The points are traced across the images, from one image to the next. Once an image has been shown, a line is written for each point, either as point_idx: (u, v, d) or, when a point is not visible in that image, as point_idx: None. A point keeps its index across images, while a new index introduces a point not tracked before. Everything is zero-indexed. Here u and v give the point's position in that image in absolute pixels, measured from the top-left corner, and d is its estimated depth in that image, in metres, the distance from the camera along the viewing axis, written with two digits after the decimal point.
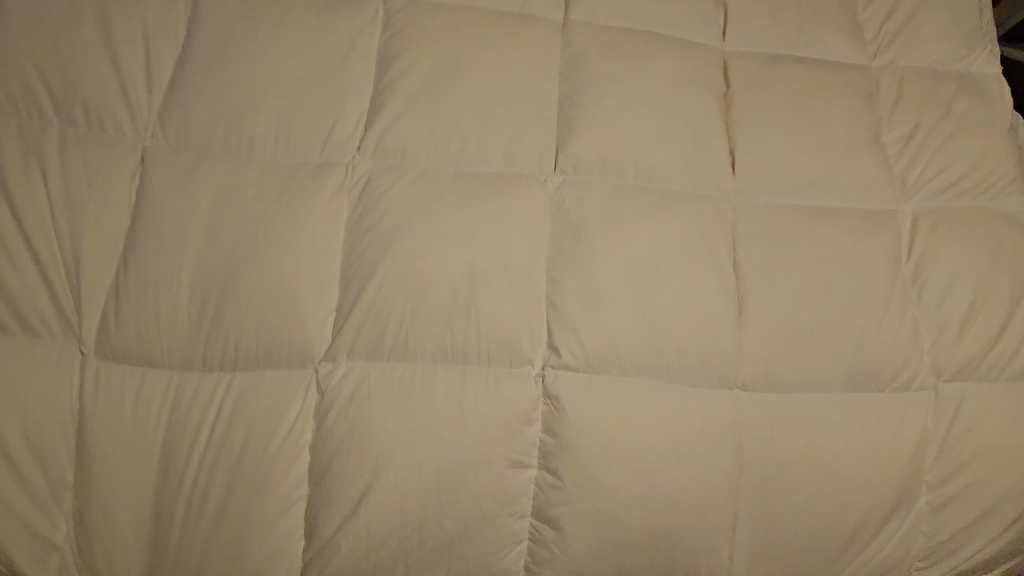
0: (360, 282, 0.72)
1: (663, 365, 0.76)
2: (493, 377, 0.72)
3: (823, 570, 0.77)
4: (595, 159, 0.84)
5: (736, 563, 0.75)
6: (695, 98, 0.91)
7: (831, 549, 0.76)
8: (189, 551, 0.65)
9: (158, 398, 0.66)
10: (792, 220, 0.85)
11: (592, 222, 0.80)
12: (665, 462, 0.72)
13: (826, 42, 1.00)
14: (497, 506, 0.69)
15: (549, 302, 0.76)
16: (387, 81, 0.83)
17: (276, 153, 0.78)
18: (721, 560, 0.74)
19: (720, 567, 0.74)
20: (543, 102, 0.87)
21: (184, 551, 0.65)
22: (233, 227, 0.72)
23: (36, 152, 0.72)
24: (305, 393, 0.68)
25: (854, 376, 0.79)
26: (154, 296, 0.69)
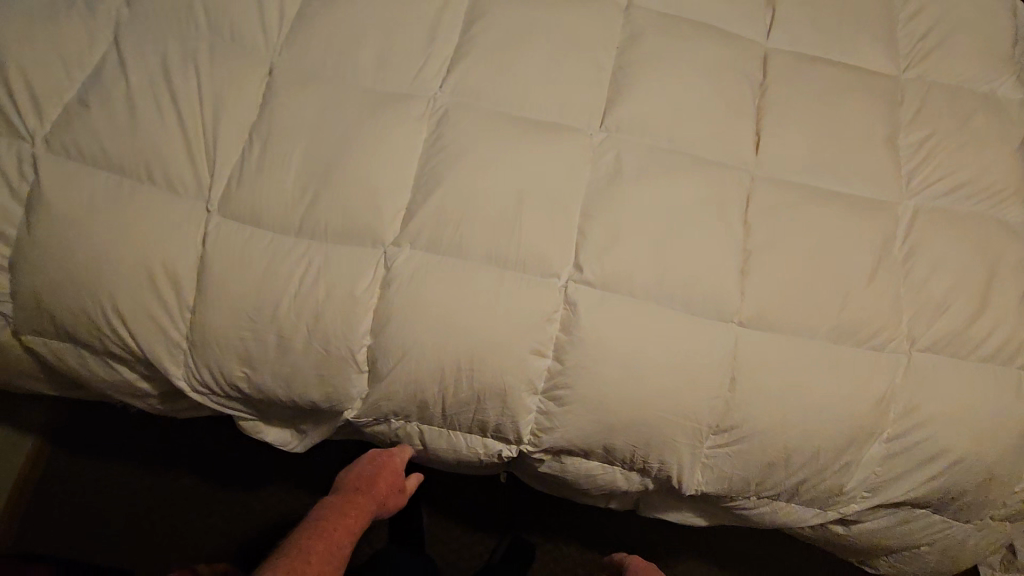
0: (430, 190, 0.88)
1: (670, 296, 0.88)
2: (525, 281, 0.87)
3: (779, 484, 0.90)
4: (636, 121, 0.98)
5: (705, 463, 0.89)
6: (732, 84, 1.04)
7: (789, 470, 0.89)
8: (275, 372, 0.83)
9: (262, 254, 0.83)
10: (802, 195, 0.97)
11: (626, 172, 0.94)
12: (659, 374, 0.85)
13: (861, 50, 1.11)
14: (514, 382, 0.85)
15: (580, 230, 0.90)
16: (471, 35, 0.99)
17: (373, 80, 0.95)
18: (694, 460, 0.88)
19: (692, 466, 0.88)
20: (600, 68, 1.01)
21: (272, 372, 0.83)
22: (334, 132, 0.89)
23: (189, 50, 0.90)
24: (374, 268, 0.85)
25: (835, 332, 0.90)
26: (268, 175, 0.86)
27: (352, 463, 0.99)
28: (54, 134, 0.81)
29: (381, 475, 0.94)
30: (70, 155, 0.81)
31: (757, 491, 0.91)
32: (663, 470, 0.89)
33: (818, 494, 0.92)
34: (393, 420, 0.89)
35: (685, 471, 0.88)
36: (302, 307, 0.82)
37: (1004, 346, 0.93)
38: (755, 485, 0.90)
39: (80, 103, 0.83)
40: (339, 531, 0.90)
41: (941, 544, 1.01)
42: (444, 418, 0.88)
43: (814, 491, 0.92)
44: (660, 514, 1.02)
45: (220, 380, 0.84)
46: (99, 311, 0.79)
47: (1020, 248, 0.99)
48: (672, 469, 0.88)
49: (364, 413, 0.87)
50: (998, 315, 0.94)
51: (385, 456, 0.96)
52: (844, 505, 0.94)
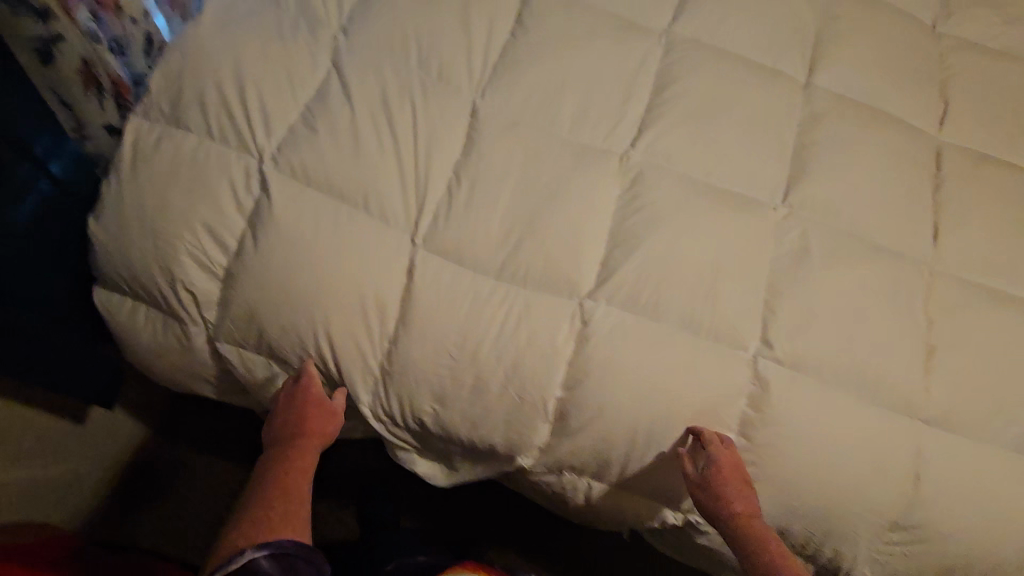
0: (627, 249, 0.88)
1: (858, 385, 0.87)
2: (717, 352, 0.86)
3: None
4: (820, 201, 0.98)
5: (875, 556, 0.87)
6: (912, 173, 1.03)
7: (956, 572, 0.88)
8: (465, 413, 0.83)
9: (465, 294, 0.83)
10: (981, 294, 0.97)
11: (813, 251, 0.94)
12: (844, 461, 0.84)
13: None
14: (697, 451, 0.85)
15: (769, 305, 0.89)
16: (664, 97, 1.00)
17: (572, 130, 0.95)
18: (863, 550, 0.87)
19: (860, 554, 0.87)
20: (785, 141, 1.01)
21: (462, 413, 0.83)
22: (538, 180, 0.90)
23: (401, 84, 0.91)
24: (571, 322, 0.84)
25: (1017, 440, 0.89)
26: (474, 215, 0.86)
27: (273, 408, 0.84)
28: (282, 154, 0.82)
29: (307, 414, 0.80)
30: (295, 177, 0.82)
31: None
32: (829, 552, 0.89)
33: None
34: (563, 474, 0.89)
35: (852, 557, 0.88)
36: (502, 353, 0.82)
37: None
38: None
39: (306, 126, 0.84)
40: (298, 468, 0.78)
41: None
42: (620, 475, 0.88)
43: None
44: None
45: (406, 412, 0.84)
46: (313, 335, 0.80)
47: None
48: (840, 554, 0.88)
49: (538, 463, 0.88)
50: None
51: (302, 393, 0.81)
52: None
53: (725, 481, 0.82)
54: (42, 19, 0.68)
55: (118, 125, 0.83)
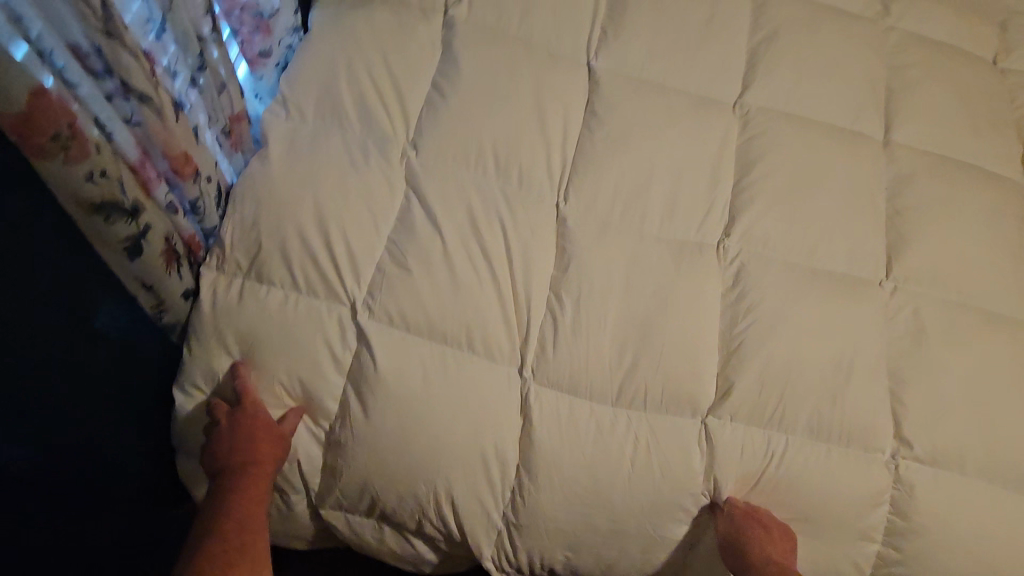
0: (744, 354, 0.83)
1: (999, 473, 0.83)
2: (853, 456, 0.81)
3: None
4: (924, 273, 0.95)
5: None
6: (1005, 229, 1.01)
7: None
8: (599, 556, 0.78)
9: (588, 429, 0.77)
10: None
11: (928, 330, 0.90)
12: (999, 558, 0.80)
13: None
14: (845, 568, 0.79)
15: (896, 396, 0.85)
16: (751, 177, 0.97)
17: (665, 226, 0.90)
18: None
19: None
20: (877, 208, 0.99)
21: (595, 556, 0.78)
22: (641, 289, 0.85)
23: (485, 201, 0.84)
24: (698, 445, 0.79)
25: None
26: (584, 339, 0.80)
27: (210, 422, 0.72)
28: (377, 298, 0.76)
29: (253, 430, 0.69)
30: (396, 322, 0.76)
31: None
32: None
33: None
34: None
35: None
36: (635, 491, 0.76)
37: None
38: None
39: (397, 264, 0.78)
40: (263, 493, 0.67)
41: None
42: None
43: None
44: None
45: (533, 562, 0.78)
46: (434, 492, 0.74)
47: None
48: None
49: None
50: None
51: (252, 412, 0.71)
52: None
53: (753, 518, 0.75)
54: (134, 216, 0.59)
55: (191, 287, 0.74)
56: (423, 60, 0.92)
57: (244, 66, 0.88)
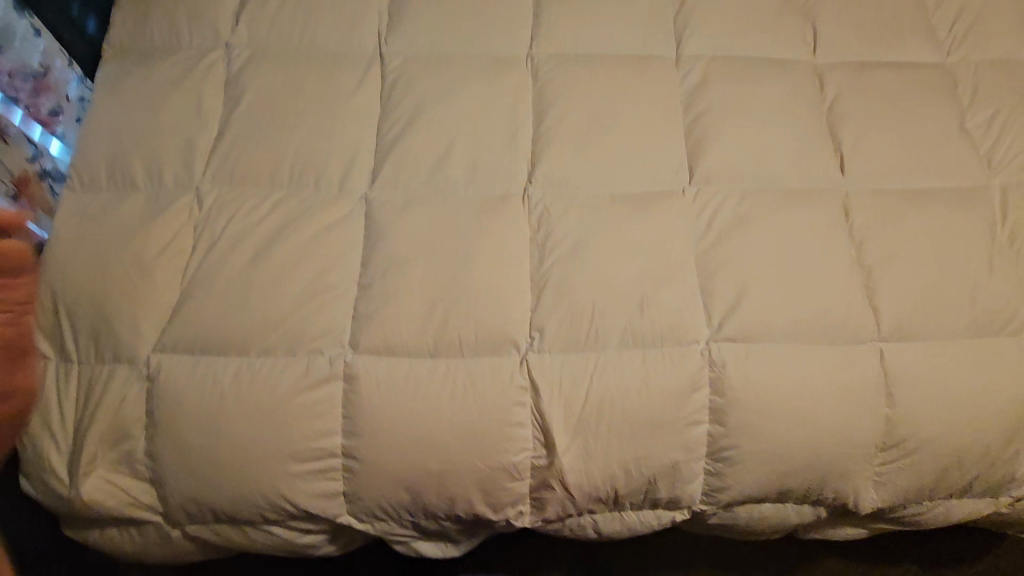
0: (551, 287, 0.88)
1: (811, 332, 0.89)
2: (667, 354, 0.86)
3: (943, 486, 0.90)
4: (724, 171, 1.00)
5: (873, 480, 0.89)
6: (799, 110, 1.06)
7: (953, 471, 0.89)
8: (451, 498, 0.84)
9: (407, 380, 0.83)
10: (898, 202, 0.99)
11: (727, 223, 0.95)
12: (820, 410, 0.85)
13: (907, 46, 1.14)
14: (680, 456, 0.85)
15: (704, 288, 0.90)
16: (545, 123, 1.01)
17: (467, 187, 0.96)
18: (860, 482, 0.89)
19: (857, 484, 0.89)
20: (674, 125, 1.03)
21: (448, 497, 0.84)
22: (446, 249, 0.90)
23: (286, 208, 0.91)
24: (516, 377, 0.84)
25: (971, 329, 0.91)
26: (392, 304, 0.86)
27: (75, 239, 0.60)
28: (192, 317, 0.83)
29: None
30: (212, 334, 0.83)
31: (925, 493, 0.91)
32: (834, 497, 0.89)
33: (986, 487, 0.92)
34: (566, 519, 0.90)
35: (853, 489, 0.89)
36: (462, 430, 0.82)
37: None
38: (924, 491, 0.90)
39: (205, 284, 0.85)
40: None
41: None
42: (568, 504, 0.86)
43: (984, 484, 0.91)
44: (824, 533, 1.03)
45: (388, 509, 0.86)
46: (279, 476, 0.81)
47: None
48: (842, 494, 0.89)
49: (537, 523, 0.89)
50: None
51: None
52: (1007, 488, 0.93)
53: None
54: None
55: None
56: (212, 94, 0.98)
57: (53, 139, 0.95)
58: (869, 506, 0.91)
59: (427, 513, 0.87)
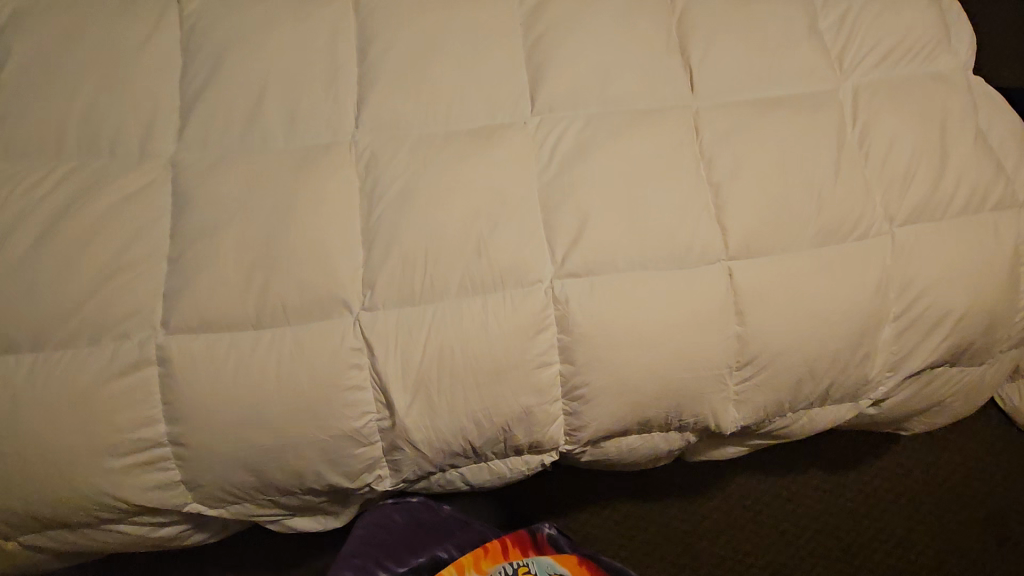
0: (381, 240, 0.82)
1: (658, 257, 0.86)
2: (508, 297, 0.82)
3: (801, 396, 0.91)
4: (567, 96, 0.94)
5: (731, 399, 0.90)
6: (647, 23, 1.00)
7: (809, 380, 0.90)
8: (298, 471, 0.80)
9: (229, 356, 0.77)
10: (747, 114, 0.96)
11: (569, 152, 0.90)
12: (668, 336, 0.84)
13: None
14: (532, 400, 0.82)
15: (547, 223, 0.86)
16: (370, 60, 0.92)
17: (287, 139, 0.87)
18: (718, 402, 0.89)
19: (717, 406, 0.89)
20: (515, 51, 0.96)
21: (294, 471, 0.80)
22: (263, 209, 0.82)
23: (77, 181, 0.81)
24: (348, 338, 0.79)
25: (818, 236, 0.90)
26: (205, 276, 0.78)
27: None
28: None
29: None
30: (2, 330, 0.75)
31: (783, 405, 0.92)
32: (694, 420, 0.89)
33: (841, 390, 0.93)
34: (433, 475, 0.88)
35: (713, 410, 0.89)
36: (294, 402, 0.77)
37: (973, 193, 0.94)
38: (781, 402, 0.91)
39: None
40: None
41: (935, 404, 1.09)
42: (424, 461, 0.83)
43: (838, 389, 0.93)
44: (705, 455, 1.05)
45: (237, 494, 0.81)
46: (101, 472, 0.75)
47: (959, 95, 1.00)
48: (703, 417, 0.89)
49: (402, 484, 0.87)
50: (960, 164, 0.95)
51: None
52: (863, 390, 0.94)
53: None
54: None
55: None
56: None
57: None
58: (732, 424, 0.91)
59: (281, 492, 0.83)
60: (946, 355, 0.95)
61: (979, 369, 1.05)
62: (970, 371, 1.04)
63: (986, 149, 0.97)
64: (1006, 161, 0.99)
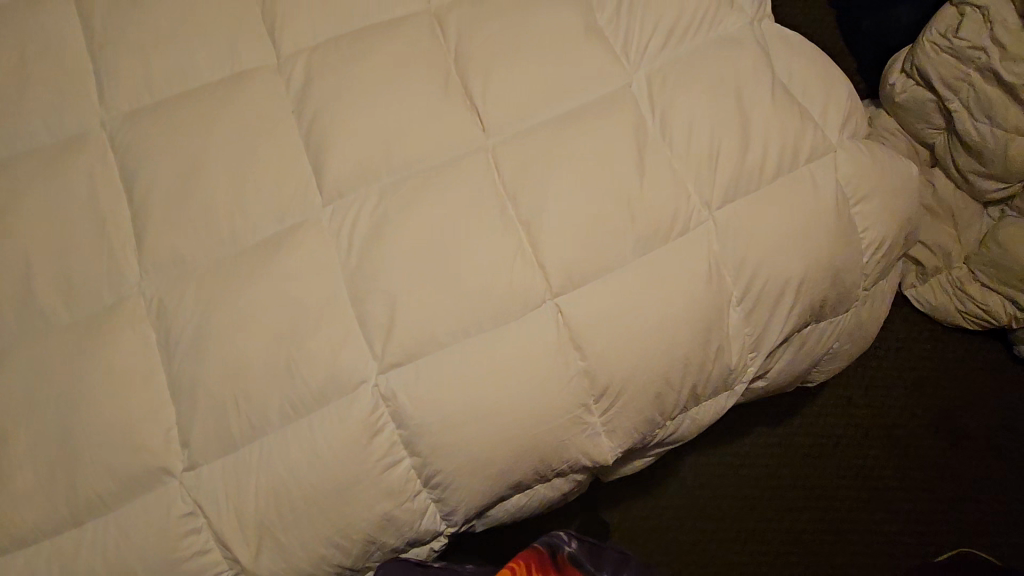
0: (188, 391, 0.79)
1: (479, 318, 0.83)
2: (334, 409, 0.79)
3: (670, 406, 0.89)
4: (354, 174, 0.90)
5: (602, 431, 0.87)
6: (422, 72, 0.96)
7: (671, 390, 0.88)
8: None
9: (52, 565, 0.74)
10: (542, 138, 0.92)
11: (367, 234, 0.86)
12: (510, 396, 0.82)
13: None
14: (390, 504, 0.79)
15: (359, 318, 0.82)
16: (140, 199, 0.87)
17: (68, 311, 0.82)
18: (587, 440, 0.86)
19: (589, 443, 0.86)
20: (292, 142, 0.92)
21: None
22: (56, 397, 0.78)
23: None
24: (175, 506, 0.76)
25: (640, 245, 0.87)
26: (8, 490, 0.75)
27: None
28: None
29: None
30: None
31: (657, 419, 0.89)
32: (570, 463, 0.87)
33: (709, 387, 0.91)
34: None
35: (586, 449, 0.87)
36: None
37: (783, 153, 0.92)
38: (654, 418, 0.89)
39: None
40: None
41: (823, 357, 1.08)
42: None
43: (707, 386, 0.90)
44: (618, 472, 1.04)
45: None
46: None
47: (749, 54, 0.98)
48: (578, 457, 0.87)
49: None
50: (764, 127, 0.93)
51: None
52: (734, 378, 0.93)
53: None
54: None
55: None
56: None
57: None
58: (613, 454, 0.88)
59: None
60: (806, 318, 0.94)
61: (850, 315, 1.04)
62: (843, 320, 1.03)
63: (787, 102, 0.95)
64: (810, 110, 0.98)
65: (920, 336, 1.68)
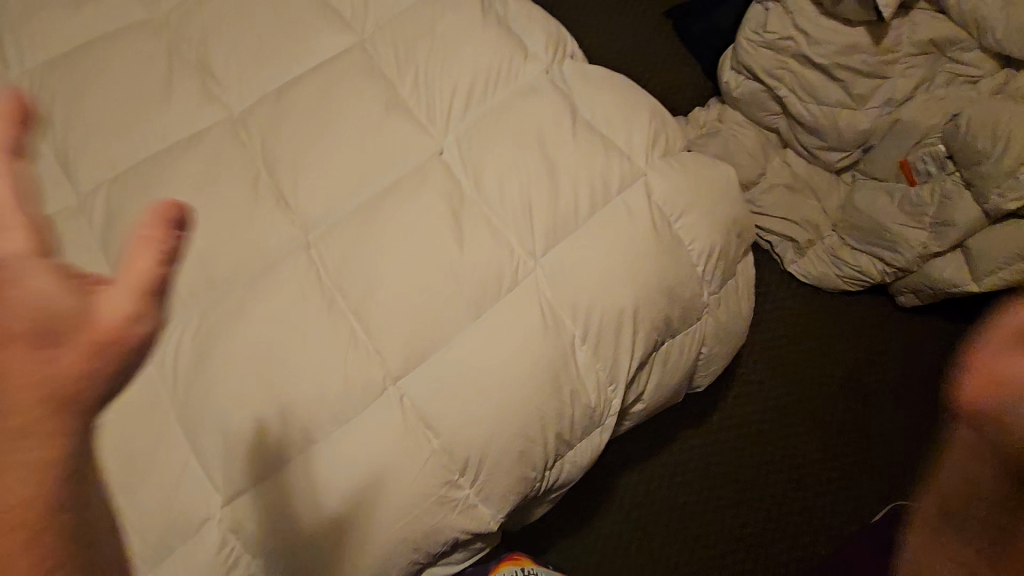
0: None
1: (320, 421, 0.81)
2: (175, 560, 0.78)
3: (539, 457, 0.88)
4: (169, 299, 0.87)
5: (475, 501, 0.86)
6: (228, 178, 0.94)
7: (534, 442, 0.87)
8: None
9: None
10: (359, 220, 0.92)
11: (191, 359, 0.84)
12: (365, 494, 0.80)
13: (318, 43, 1.06)
14: None
15: (194, 453, 0.81)
16: None
17: None
18: (461, 513, 0.85)
19: (463, 516, 0.85)
20: (103, 280, 0.89)
21: None
22: None
23: None
24: None
25: (472, 307, 0.87)
26: None
27: None
28: None
29: None
30: None
31: (530, 473, 0.88)
32: (451, 539, 0.86)
33: (575, 427, 0.91)
34: None
35: (463, 521, 0.85)
36: None
37: (594, 189, 0.95)
38: (526, 473, 0.88)
39: None
40: None
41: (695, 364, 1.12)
42: None
43: (572, 428, 0.91)
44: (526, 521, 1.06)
45: None
46: None
47: (548, 101, 1.02)
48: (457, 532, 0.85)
49: None
50: (571, 168, 0.96)
51: None
52: (600, 413, 0.94)
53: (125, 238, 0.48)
54: None
55: None
56: None
57: None
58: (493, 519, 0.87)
59: None
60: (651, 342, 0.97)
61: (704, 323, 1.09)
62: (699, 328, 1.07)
63: (590, 141, 1.00)
64: (616, 142, 1.03)
65: (811, 310, 1.77)
